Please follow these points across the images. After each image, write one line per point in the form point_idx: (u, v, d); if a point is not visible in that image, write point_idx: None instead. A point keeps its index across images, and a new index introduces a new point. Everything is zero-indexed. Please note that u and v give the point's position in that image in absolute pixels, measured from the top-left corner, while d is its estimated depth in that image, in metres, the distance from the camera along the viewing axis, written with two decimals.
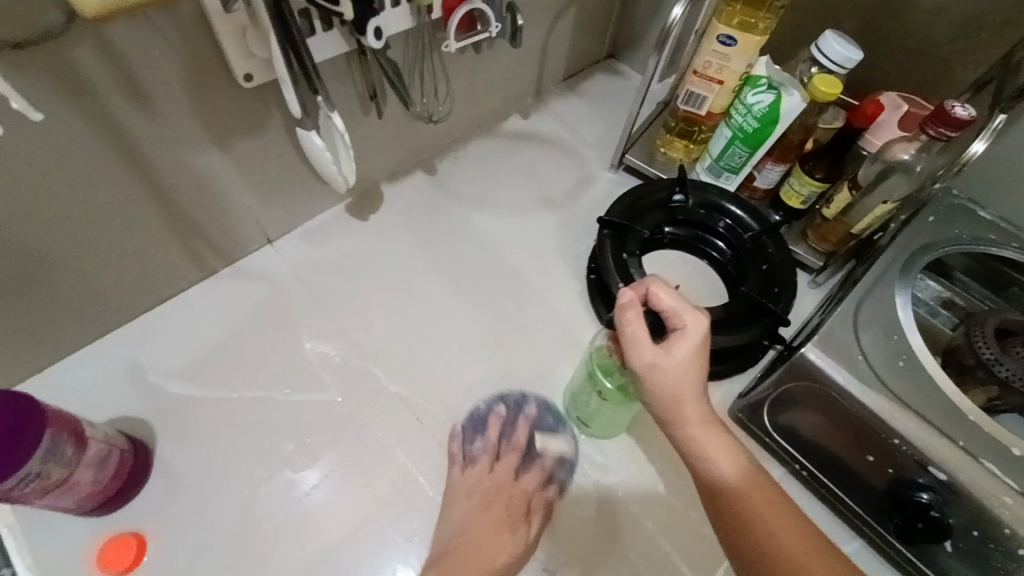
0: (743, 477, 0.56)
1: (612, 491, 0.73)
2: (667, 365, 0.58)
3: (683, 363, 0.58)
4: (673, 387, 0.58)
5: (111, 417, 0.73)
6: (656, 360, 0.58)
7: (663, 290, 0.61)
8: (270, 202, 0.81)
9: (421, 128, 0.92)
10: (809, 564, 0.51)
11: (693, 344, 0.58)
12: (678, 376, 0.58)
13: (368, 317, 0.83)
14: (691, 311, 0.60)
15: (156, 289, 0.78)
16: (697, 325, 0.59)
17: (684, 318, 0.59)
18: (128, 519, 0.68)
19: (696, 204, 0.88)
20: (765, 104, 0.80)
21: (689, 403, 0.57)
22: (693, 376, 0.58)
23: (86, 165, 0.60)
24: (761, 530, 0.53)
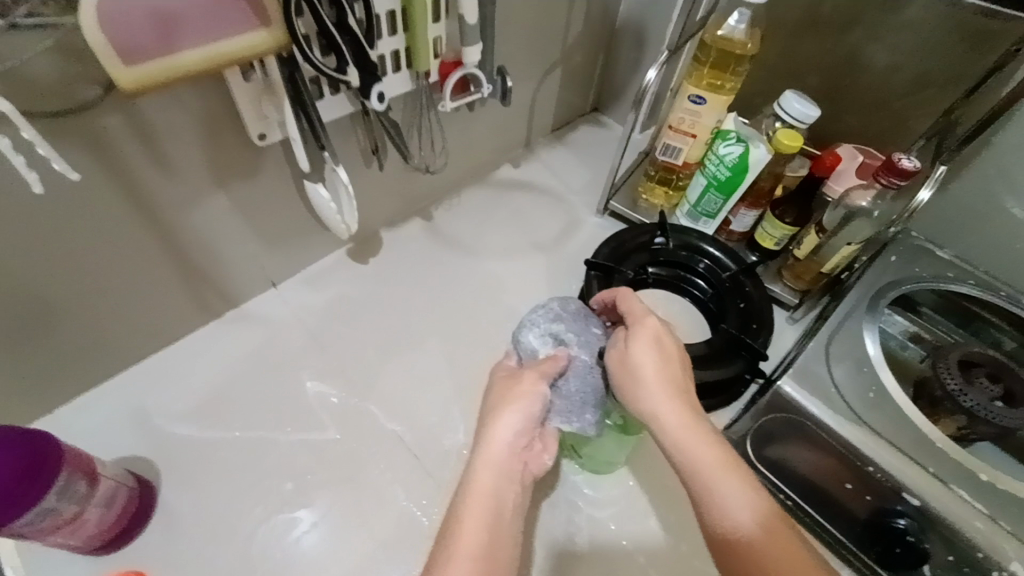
0: (708, 462, 0.52)
1: (605, 526, 0.75)
2: (624, 355, 0.60)
3: (639, 356, 0.59)
4: (624, 374, 0.60)
5: (114, 458, 0.74)
6: (615, 356, 0.61)
7: (628, 295, 0.67)
8: (277, 248, 0.86)
9: (419, 178, 0.99)
10: (769, 547, 0.47)
11: (642, 337, 0.61)
12: (633, 368, 0.59)
13: (367, 358, 0.86)
14: (644, 311, 0.63)
15: (164, 332, 0.81)
16: (649, 319, 0.62)
17: (637, 315, 0.63)
18: (125, 560, 0.68)
19: (677, 246, 0.94)
20: (735, 155, 0.87)
21: (647, 390, 0.58)
22: (648, 363, 0.59)
23: (110, 217, 0.65)
24: (719, 515, 0.50)
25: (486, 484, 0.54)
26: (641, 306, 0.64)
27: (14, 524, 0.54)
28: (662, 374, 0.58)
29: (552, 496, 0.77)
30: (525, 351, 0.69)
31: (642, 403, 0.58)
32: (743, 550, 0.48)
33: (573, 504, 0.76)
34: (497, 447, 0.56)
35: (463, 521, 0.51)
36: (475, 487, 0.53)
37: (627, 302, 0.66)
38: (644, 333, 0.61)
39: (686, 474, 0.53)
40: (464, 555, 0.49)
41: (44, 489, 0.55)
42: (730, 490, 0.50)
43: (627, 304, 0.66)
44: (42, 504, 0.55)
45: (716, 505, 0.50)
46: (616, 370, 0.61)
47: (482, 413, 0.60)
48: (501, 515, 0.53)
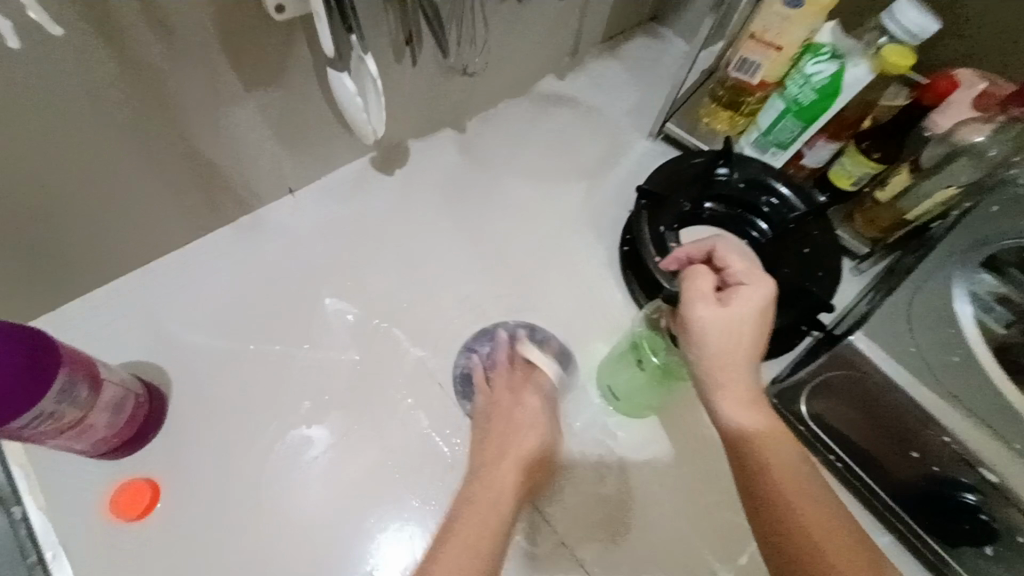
0: (765, 437, 0.53)
1: (635, 468, 0.72)
2: (719, 317, 0.56)
3: (737, 321, 0.56)
4: (715, 342, 0.56)
5: (122, 360, 0.70)
6: (708, 313, 0.56)
7: (732, 252, 0.60)
8: (296, 150, 0.77)
9: (455, 81, 0.87)
10: (825, 535, 0.47)
11: (749, 307, 0.56)
12: (729, 332, 0.56)
13: (388, 278, 0.80)
14: (754, 277, 0.58)
15: (174, 232, 0.75)
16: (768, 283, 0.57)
17: (745, 279, 0.58)
18: (142, 463, 0.66)
19: (739, 178, 0.83)
20: (825, 75, 0.75)
21: (729, 359, 0.55)
22: (741, 333, 0.55)
23: (101, 94, 0.56)
24: (774, 489, 0.50)
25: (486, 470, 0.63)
26: (758, 268, 0.59)
27: (11, 424, 0.51)
28: (749, 344, 0.56)
29: (582, 435, 0.73)
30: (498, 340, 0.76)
31: (721, 364, 0.56)
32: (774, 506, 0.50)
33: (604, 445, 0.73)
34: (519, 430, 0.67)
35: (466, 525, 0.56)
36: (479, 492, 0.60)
37: (726, 257, 0.61)
38: (749, 301, 0.56)
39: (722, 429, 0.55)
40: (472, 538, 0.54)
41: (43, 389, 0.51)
42: (788, 466, 0.51)
43: (731, 261, 0.60)
44: (41, 406, 0.51)
45: (772, 481, 0.51)
46: (700, 327, 0.57)
47: (496, 431, 0.68)
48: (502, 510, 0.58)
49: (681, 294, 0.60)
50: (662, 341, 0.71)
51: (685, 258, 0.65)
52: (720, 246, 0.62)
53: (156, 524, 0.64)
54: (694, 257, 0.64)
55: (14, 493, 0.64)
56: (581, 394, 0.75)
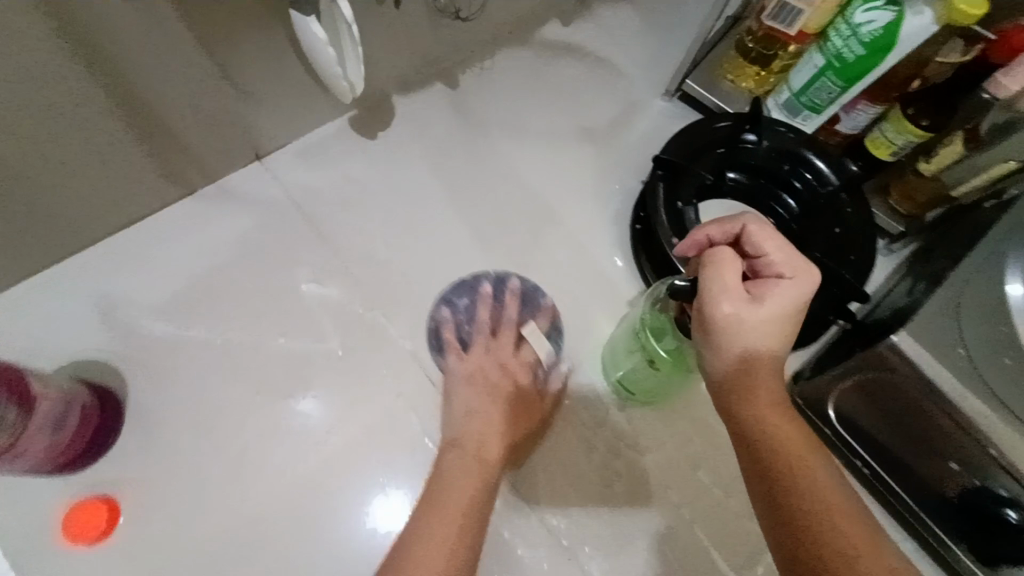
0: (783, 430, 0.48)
1: (644, 468, 0.68)
2: (748, 318, 0.49)
3: (772, 318, 0.49)
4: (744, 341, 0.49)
5: (66, 359, 0.62)
6: (738, 310, 0.49)
7: (765, 239, 0.52)
8: (260, 110, 0.66)
9: (445, 27, 0.75)
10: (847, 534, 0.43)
11: (783, 306, 0.49)
12: (760, 330, 0.49)
13: (372, 260, 0.71)
14: (789, 271, 0.51)
15: (120, 208, 0.64)
16: (810, 275, 0.50)
17: (781, 274, 0.51)
18: (102, 472, 0.60)
19: (770, 148, 0.74)
20: (878, 25, 0.64)
21: (754, 357, 0.50)
22: (768, 333, 0.49)
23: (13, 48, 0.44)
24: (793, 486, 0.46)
25: (471, 448, 0.60)
26: (797, 255, 0.51)
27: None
28: (780, 341, 0.50)
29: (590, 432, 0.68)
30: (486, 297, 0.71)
31: (743, 355, 0.50)
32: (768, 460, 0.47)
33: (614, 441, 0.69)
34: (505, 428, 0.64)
35: (429, 508, 0.54)
36: (454, 470, 0.58)
37: (760, 242, 0.52)
38: (784, 299, 0.50)
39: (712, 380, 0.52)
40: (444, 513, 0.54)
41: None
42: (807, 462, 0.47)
43: (765, 250, 0.51)
44: None
45: (789, 475, 0.46)
46: (728, 326, 0.50)
47: (485, 399, 0.66)
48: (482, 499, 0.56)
49: (702, 285, 0.51)
50: (668, 326, 0.63)
51: (706, 239, 0.55)
52: (754, 227, 0.52)
53: (120, 540, 0.58)
54: (717, 237, 0.54)
55: None
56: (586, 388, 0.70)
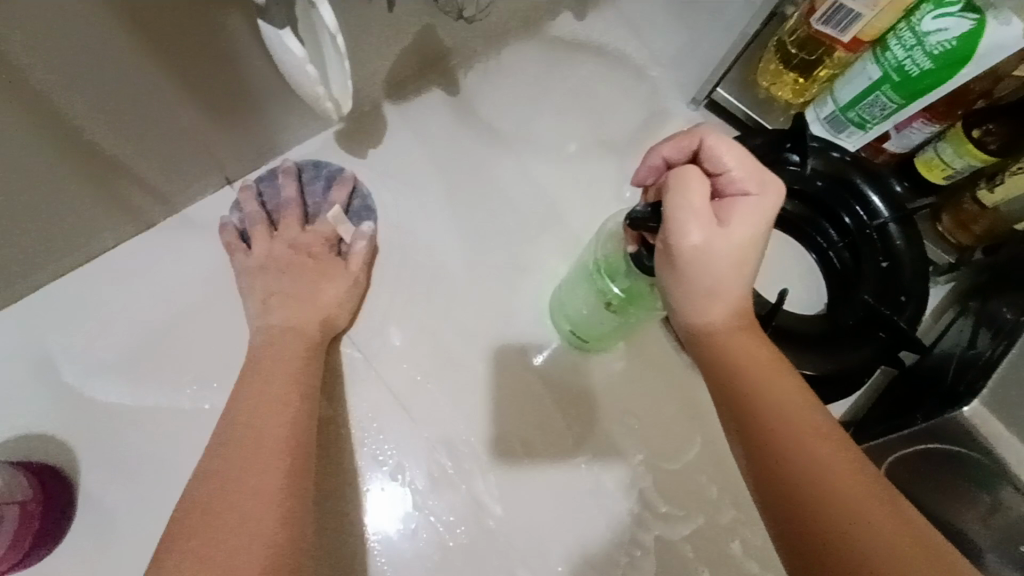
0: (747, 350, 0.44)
1: (677, 545, 0.59)
2: (714, 241, 0.41)
3: (741, 244, 0.42)
4: (715, 273, 0.42)
5: (17, 431, 0.54)
6: (706, 239, 0.41)
7: (721, 143, 0.43)
8: (227, 125, 0.55)
9: (446, 25, 0.64)
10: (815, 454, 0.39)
11: (752, 226, 0.42)
12: (730, 259, 0.42)
13: (365, 298, 0.63)
14: (758, 179, 0.43)
15: (61, 249, 0.54)
16: (776, 184, 0.43)
17: (748, 183, 0.43)
18: (60, 560, 0.52)
19: (815, 172, 0.66)
20: (952, 34, 0.55)
21: (719, 283, 0.43)
22: (732, 256, 0.42)
23: None
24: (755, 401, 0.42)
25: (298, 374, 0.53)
26: (761, 165, 0.43)
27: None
28: (748, 262, 0.43)
29: (607, 504, 0.60)
30: (280, 189, 0.63)
31: (711, 293, 0.43)
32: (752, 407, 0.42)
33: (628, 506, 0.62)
34: (322, 307, 0.59)
35: (255, 419, 0.48)
36: (278, 356, 0.54)
37: (721, 156, 0.43)
38: (750, 213, 0.43)
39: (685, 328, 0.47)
40: (263, 446, 0.46)
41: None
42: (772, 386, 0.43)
43: (726, 157, 0.43)
44: None
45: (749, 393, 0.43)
46: (697, 256, 0.42)
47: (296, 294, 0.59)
48: (309, 391, 0.52)
49: (666, 213, 0.42)
50: (622, 264, 0.53)
51: (661, 161, 0.46)
52: (713, 138, 0.43)
53: None
54: (673, 158, 0.46)
55: None
56: (608, 449, 0.62)
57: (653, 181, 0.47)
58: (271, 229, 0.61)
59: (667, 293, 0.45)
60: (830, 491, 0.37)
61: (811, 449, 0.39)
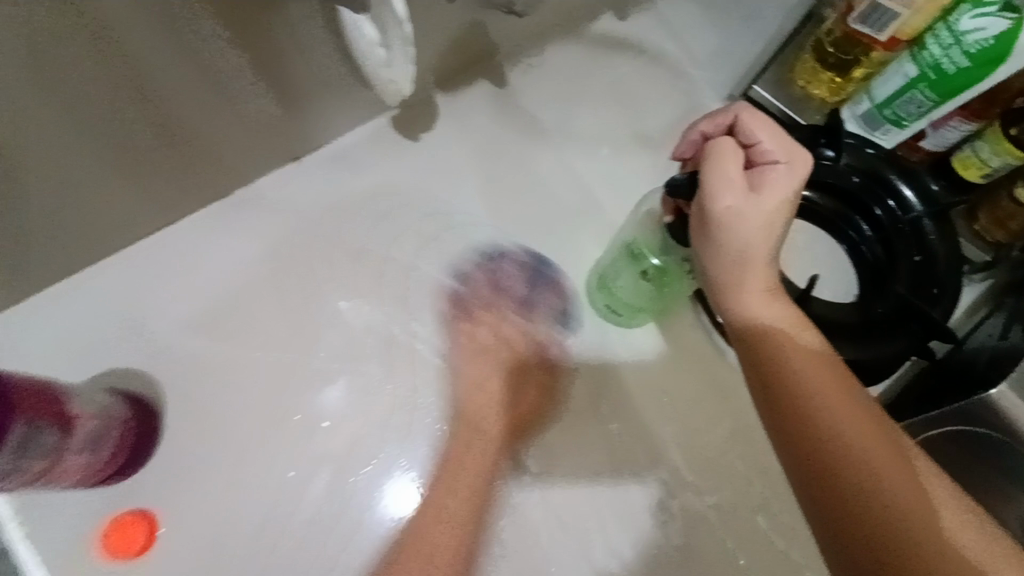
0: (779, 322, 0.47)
1: (702, 514, 0.63)
2: (744, 207, 0.45)
3: (773, 212, 0.45)
4: (744, 241, 0.45)
5: (98, 373, 0.59)
6: (737, 205, 0.45)
7: (756, 121, 0.47)
8: (298, 105, 0.61)
9: (497, 21, 0.69)
10: (843, 426, 0.42)
11: (782, 196, 0.45)
12: (761, 226, 0.45)
13: (415, 271, 0.67)
14: (788, 153, 0.46)
15: (153, 211, 0.61)
16: (805, 160, 0.46)
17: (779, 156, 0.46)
18: (136, 490, 0.58)
19: (850, 167, 0.67)
20: (991, 33, 0.57)
21: (750, 251, 0.46)
22: (762, 224, 0.45)
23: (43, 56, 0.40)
24: (787, 376, 0.44)
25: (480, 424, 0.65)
26: (793, 141, 0.46)
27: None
28: (779, 234, 0.46)
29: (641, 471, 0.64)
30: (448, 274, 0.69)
31: (742, 260, 0.46)
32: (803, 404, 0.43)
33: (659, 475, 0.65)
34: (489, 394, 0.67)
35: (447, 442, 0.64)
36: (460, 443, 0.64)
37: (754, 130, 0.47)
38: (780, 184, 0.45)
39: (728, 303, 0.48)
40: (467, 465, 0.62)
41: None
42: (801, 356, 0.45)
43: (759, 132, 0.46)
44: None
45: (781, 367, 0.45)
46: (726, 222, 0.45)
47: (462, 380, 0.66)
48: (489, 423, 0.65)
49: (702, 181, 0.46)
50: (657, 238, 0.60)
51: (700, 135, 0.50)
52: (747, 115, 0.47)
53: (155, 563, 0.56)
54: (710, 133, 0.50)
55: None
56: (643, 428, 0.65)
57: (692, 155, 0.52)
58: (457, 312, 0.68)
59: (703, 258, 0.49)
60: (868, 496, 0.40)
61: (857, 457, 0.41)
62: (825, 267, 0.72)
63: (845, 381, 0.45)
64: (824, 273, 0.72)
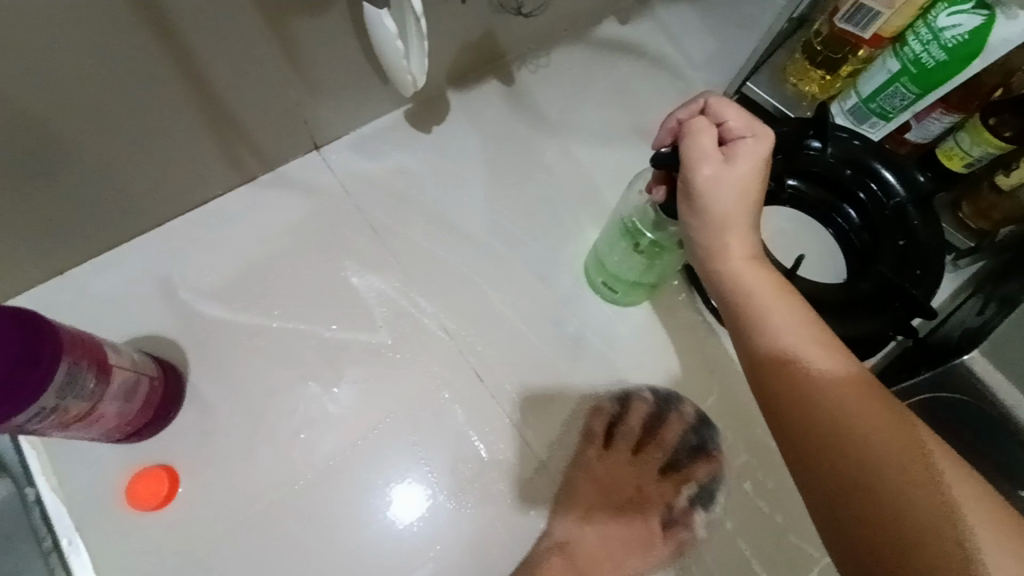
0: (762, 286, 0.49)
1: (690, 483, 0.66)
2: (719, 180, 0.49)
3: (747, 178, 0.49)
4: (724, 208, 0.49)
5: (133, 334, 0.64)
6: (714, 178, 0.49)
7: (723, 103, 0.51)
8: (322, 95, 0.67)
9: (505, 22, 0.75)
10: (826, 378, 0.45)
11: (754, 166, 0.49)
12: (736, 191, 0.49)
13: (425, 252, 0.72)
14: (756, 129, 0.50)
15: (188, 187, 0.66)
16: (768, 133, 0.50)
17: (747, 132, 0.50)
18: (162, 443, 0.62)
19: (836, 157, 0.71)
20: (964, 29, 0.61)
21: (728, 220, 0.49)
22: (737, 194, 0.49)
23: (105, 36, 0.46)
24: (771, 336, 0.47)
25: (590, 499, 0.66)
26: (754, 117, 0.50)
27: (12, 421, 0.46)
28: (753, 202, 0.49)
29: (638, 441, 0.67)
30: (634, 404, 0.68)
31: (721, 227, 0.50)
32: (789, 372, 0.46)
33: (653, 449, 0.69)
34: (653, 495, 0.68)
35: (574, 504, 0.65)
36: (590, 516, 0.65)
37: (722, 111, 0.51)
38: (750, 157, 0.49)
39: (714, 270, 0.51)
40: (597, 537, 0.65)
41: (42, 382, 0.47)
42: (783, 317, 0.48)
43: (727, 113, 0.50)
44: (41, 403, 0.47)
45: (764, 329, 0.48)
46: (704, 192, 0.49)
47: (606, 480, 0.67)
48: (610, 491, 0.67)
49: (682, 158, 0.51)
50: (650, 214, 0.62)
51: (677, 123, 0.54)
52: (716, 99, 0.51)
53: (177, 512, 0.61)
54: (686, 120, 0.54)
55: (28, 470, 0.61)
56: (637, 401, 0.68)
57: (672, 142, 0.55)
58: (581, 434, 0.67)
59: (685, 228, 0.53)
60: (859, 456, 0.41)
61: (840, 407, 0.43)
62: (812, 249, 0.75)
63: (826, 338, 0.47)
64: (808, 254, 0.74)
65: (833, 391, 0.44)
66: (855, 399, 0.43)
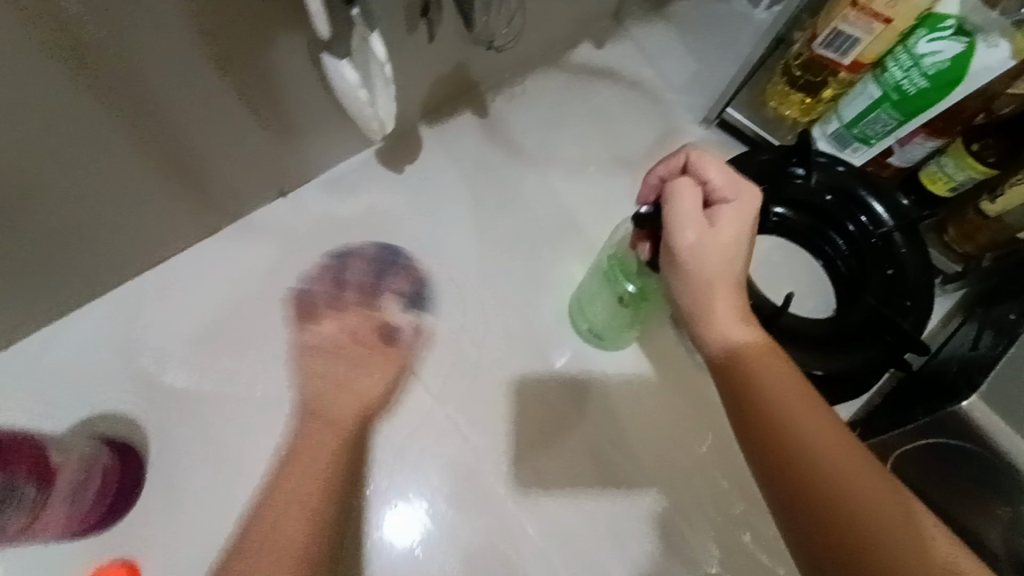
0: (753, 350, 0.47)
1: (684, 532, 0.63)
2: (705, 248, 0.47)
3: (733, 242, 0.47)
4: (711, 273, 0.47)
5: (91, 410, 0.60)
6: (699, 245, 0.47)
7: (706, 160, 0.49)
8: (287, 142, 0.63)
9: (477, 55, 0.72)
10: (821, 451, 0.42)
11: (741, 228, 0.48)
12: (722, 252, 0.47)
13: (403, 300, 0.69)
14: (740, 188, 0.48)
15: (146, 248, 0.62)
16: (752, 193, 0.48)
17: (732, 192, 0.48)
18: (124, 527, 0.58)
19: (821, 185, 0.70)
20: (946, 56, 0.59)
21: (718, 286, 0.47)
22: (724, 260, 0.47)
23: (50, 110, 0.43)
24: (765, 403, 0.45)
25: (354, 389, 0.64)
26: (739, 176, 0.49)
27: None
28: (741, 264, 0.48)
29: (630, 489, 0.65)
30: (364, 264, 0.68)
31: (711, 292, 0.47)
32: (808, 476, 0.42)
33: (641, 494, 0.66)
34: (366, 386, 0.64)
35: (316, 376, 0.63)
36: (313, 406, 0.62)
37: (705, 169, 0.49)
38: (736, 220, 0.48)
39: (701, 331, 0.49)
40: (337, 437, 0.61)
41: None
42: (775, 383, 0.46)
43: (711, 173, 0.48)
44: None
45: (757, 395, 0.46)
46: (691, 258, 0.47)
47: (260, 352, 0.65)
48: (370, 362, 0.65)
49: (665, 222, 0.48)
50: (634, 264, 0.61)
51: (658, 180, 0.51)
52: (696, 156, 0.49)
53: None
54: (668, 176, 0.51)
55: None
56: (628, 450, 0.66)
57: (655, 200, 0.53)
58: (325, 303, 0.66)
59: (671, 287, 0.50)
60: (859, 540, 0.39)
61: (839, 485, 0.41)
62: (801, 284, 0.73)
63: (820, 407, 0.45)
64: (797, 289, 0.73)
65: (830, 466, 0.42)
66: (882, 507, 0.40)
